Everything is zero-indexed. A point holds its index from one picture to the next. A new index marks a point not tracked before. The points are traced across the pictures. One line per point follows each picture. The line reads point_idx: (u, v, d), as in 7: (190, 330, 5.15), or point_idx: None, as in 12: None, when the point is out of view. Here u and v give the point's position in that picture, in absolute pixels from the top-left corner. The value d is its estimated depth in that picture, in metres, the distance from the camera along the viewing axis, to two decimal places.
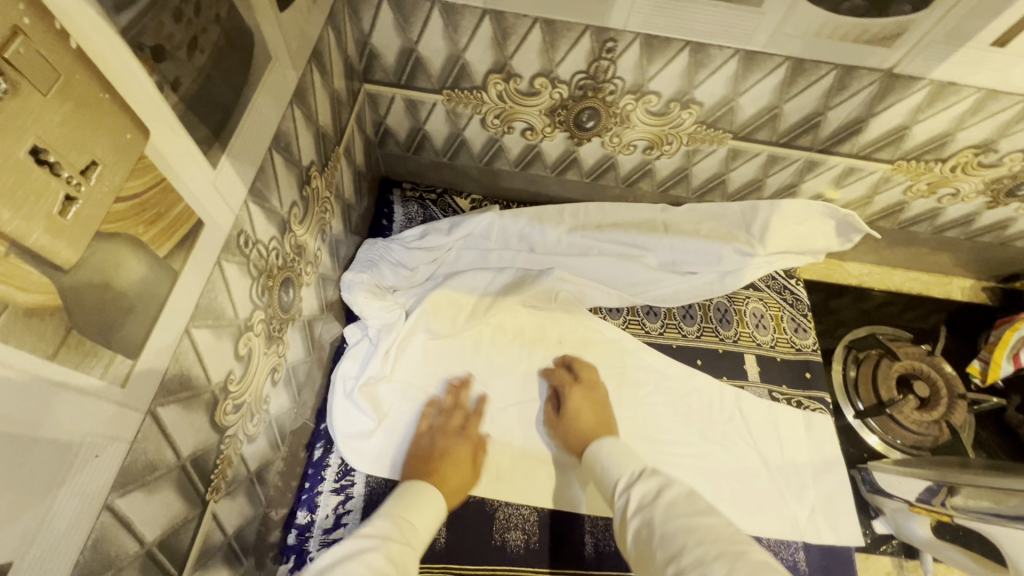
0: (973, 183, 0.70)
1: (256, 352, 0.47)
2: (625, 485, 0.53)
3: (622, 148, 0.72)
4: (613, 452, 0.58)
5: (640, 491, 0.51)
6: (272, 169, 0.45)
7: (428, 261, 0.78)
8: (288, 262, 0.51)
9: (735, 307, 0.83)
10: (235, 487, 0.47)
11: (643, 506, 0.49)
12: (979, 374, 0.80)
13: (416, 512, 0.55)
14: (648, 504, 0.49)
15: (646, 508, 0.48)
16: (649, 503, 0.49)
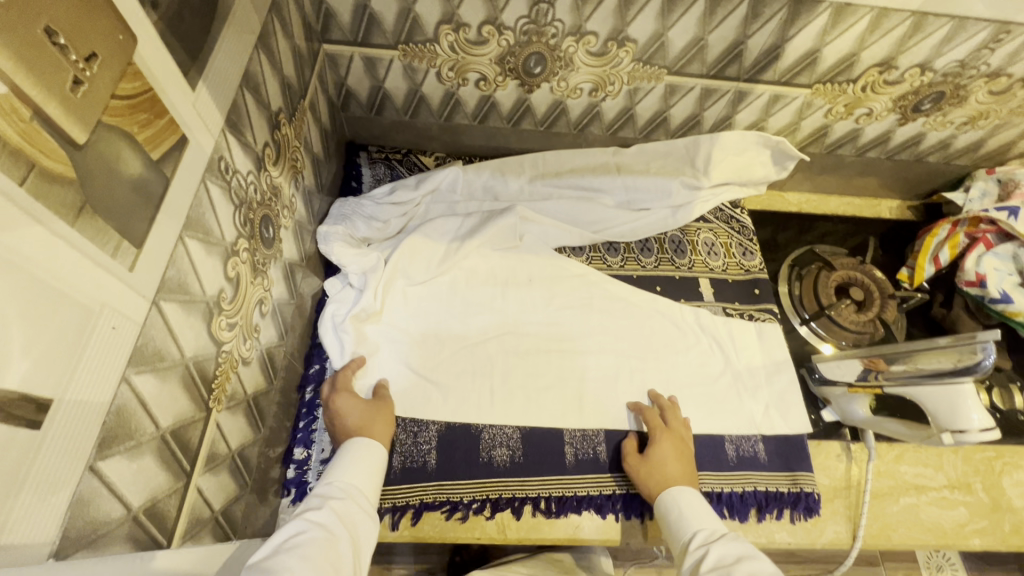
0: (883, 101, 0.78)
1: (243, 279, 0.51)
2: (701, 542, 0.57)
3: (570, 92, 0.78)
4: (692, 504, 0.62)
5: (719, 553, 0.54)
6: (244, 106, 0.49)
7: (398, 215, 0.83)
8: (265, 199, 0.55)
9: (688, 238, 0.90)
10: (236, 405, 0.51)
11: (721, 567, 0.52)
12: (908, 279, 0.88)
13: (341, 471, 0.58)
14: (726, 565, 0.52)
15: (724, 568, 0.51)
16: (724, 565, 0.52)
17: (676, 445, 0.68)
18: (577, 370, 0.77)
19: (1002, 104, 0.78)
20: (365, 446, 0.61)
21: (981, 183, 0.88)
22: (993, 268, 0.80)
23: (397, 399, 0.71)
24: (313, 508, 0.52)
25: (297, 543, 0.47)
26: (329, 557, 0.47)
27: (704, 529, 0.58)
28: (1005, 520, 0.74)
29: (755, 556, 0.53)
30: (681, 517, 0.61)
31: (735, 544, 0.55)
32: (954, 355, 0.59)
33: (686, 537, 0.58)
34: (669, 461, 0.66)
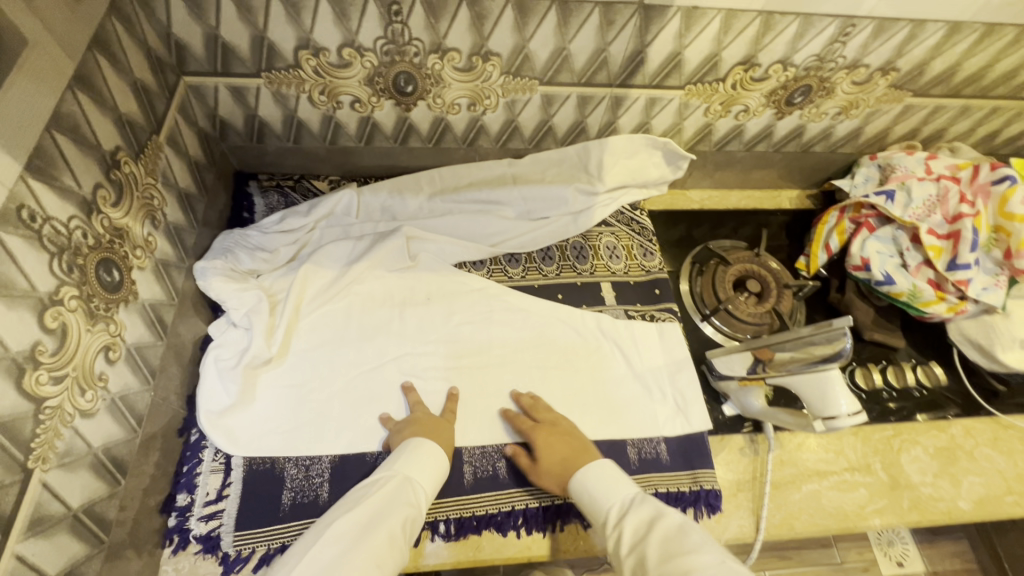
0: (756, 97, 0.80)
1: (75, 328, 0.49)
2: (614, 515, 0.60)
3: (448, 108, 0.78)
4: (595, 480, 0.63)
5: (634, 521, 0.58)
6: (58, 151, 0.47)
7: (288, 243, 0.81)
8: (103, 242, 0.53)
9: (589, 243, 0.91)
10: (74, 460, 0.49)
11: (638, 541, 0.56)
12: (805, 267, 0.91)
13: (419, 475, 0.61)
14: (645, 536, 0.56)
15: (641, 544, 0.56)
16: (640, 537, 0.56)
17: (544, 437, 0.69)
18: (479, 386, 0.77)
19: (868, 94, 0.81)
20: (438, 460, 0.64)
21: (865, 168, 0.91)
22: (876, 251, 0.82)
23: (286, 432, 0.69)
24: (390, 503, 0.58)
25: (368, 543, 0.53)
26: (388, 569, 0.52)
27: (612, 503, 0.61)
28: (904, 496, 0.76)
29: (668, 513, 0.58)
30: (588, 497, 0.63)
31: (646, 511, 0.59)
32: (834, 345, 0.59)
33: (598, 519, 0.61)
34: (552, 455, 0.67)
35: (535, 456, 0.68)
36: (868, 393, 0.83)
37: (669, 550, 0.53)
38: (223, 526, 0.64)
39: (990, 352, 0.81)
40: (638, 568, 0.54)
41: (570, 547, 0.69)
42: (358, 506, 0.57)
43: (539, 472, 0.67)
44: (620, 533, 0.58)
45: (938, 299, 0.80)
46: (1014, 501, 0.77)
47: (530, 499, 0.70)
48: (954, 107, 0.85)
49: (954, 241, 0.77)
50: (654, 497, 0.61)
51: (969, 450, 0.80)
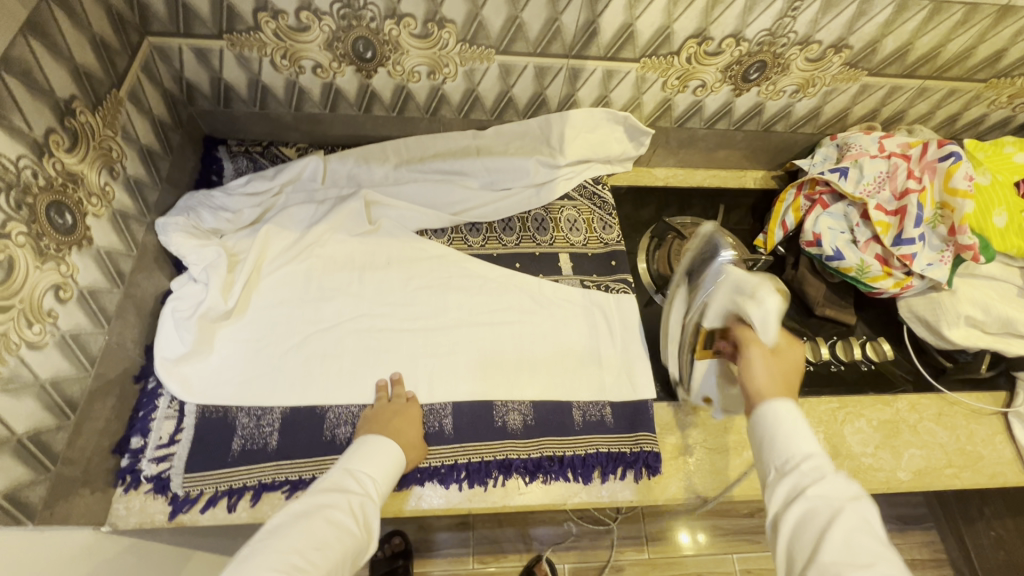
0: (712, 72, 0.82)
1: (21, 262, 0.51)
2: (810, 468, 0.49)
3: (408, 75, 0.80)
4: (788, 421, 0.52)
5: (820, 488, 0.47)
6: (8, 93, 0.50)
7: (252, 206, 0.83)
8: (54, 185, 0.56)
9: (551, 215, 0.92)
10: (19, 388, 0.52)
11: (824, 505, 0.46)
12: (762, 244, 0.93)
13: (362, 465, 0.63)
14: (833, 510, 0.45)
15: (822, 506, 0.46)
16: (834, 503, 0.46)
17: (789, 333, 0.60)
18: (431, 346, 0.79)
19: (823, 71, 0.82)
20: (387, 450, 0.65)
21: (824, 148, 0.92)
22: (828, 227, 0.84)
23: (239, 383, 0.71)
24: (331, 492, 0.59)
25: (305, 526, 0.54)
26: (333, 550, 0.53)
27: (816, 453, 0.50)
28: (844, 465, 0.77)
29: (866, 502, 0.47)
30: (793, 431, 0.52)
31: (829, 473, 0.49)
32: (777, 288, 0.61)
33: (780, 458, 0.51)
34: (790, 361, 0.58)
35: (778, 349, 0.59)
36: (815, 365, 0.86)
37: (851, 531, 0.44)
38: (173, 468, 0.66)
39: (937, 328, 0.83)
40: (802, 530, 0.46)
41: (510, 500, 0.70)
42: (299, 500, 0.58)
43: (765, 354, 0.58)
44: (798, 486, 0.48)
45: (885, 274, 0.82)
46: (953, 473, 0.78)
47: (473, 454, 0.72)
48: (910, 88, 0.86)
49: (900, 216, 0.78)
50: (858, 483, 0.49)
51: (913, 424, 0.81)
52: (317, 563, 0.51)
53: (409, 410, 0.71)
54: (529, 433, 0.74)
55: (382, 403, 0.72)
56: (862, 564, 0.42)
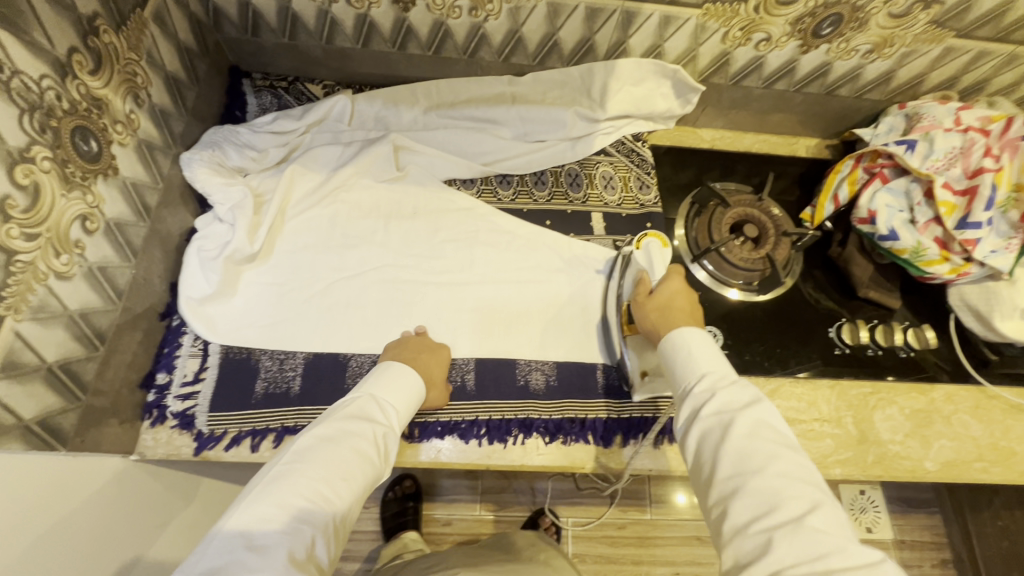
0: (779, 25, 0.74)
1: (47, 189, 0.50)
2: (703, 388, 0.54)
3: (448, 10, 0.74)
4: (694, 346, 0.57)
5: (724, 399, 0.52)
6: (27, 4, 0.46)
7: (277, 144, 0.80)
8: (78, 109, 0.53)
9: (586, 171, 0.88)
10: (49, 317, 0.52)
11: (722, 413, 0.51)
12: (809, 218, 0.88)
13: (386, 394, 0.62)
14: (730, 414, 0.51)
15: (726, 415, 0.51)
16: (727, 412, 0.51)
17: (673, 274, 0.66)
18: (455, 301, 0.77)
19: (905, 30, 0.74)
20: (413, 382, 0.65)
21: (891, 117, 0.85)
22: (885, 204, 0.78)
23: (262, 326, 0.71)
24: (356, 420, 0.59)
25: (333, 454, 0.55)
26: (356, 478, 0.55)
27: (710, 373, 0.55)
28: (870, 451, 0.75)
29: (762, 401, 0.52)
30: (688, 358, 0.57)
31: (739, 389, 0.53)
32: (664, 241, 0.74)
33: (682, 384, 0.56)
34: (666, 294, 0.64)
35: (653, 291, 0.65)
36: (852, 348, 0.82)
37: (753, 431, 0.49)
38: (197, 406, 0.66)
39: (987, 318, 0.79)
40: (705, 441, 0.51)
41: (529, 460, 0.70)
42: (323, 421, 0.58)
43: (641, 306, 0.65)
44: (695, 406, 0.53)
45: (942, 259, 0.77)
46: (983, 467, 0.75)
47: (494, 411, 0.71)
48: (1000, 54, 0.77)
49: (969, 197, 0.73)
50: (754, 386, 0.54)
51: (946, 415, 0.78)
52: (343, 493, 0.53)
53: (438, 350, 0.71)
54: (550, 395, 0.73)
55: (415, 338, 0.71)
56: (763, 461, 0.47)
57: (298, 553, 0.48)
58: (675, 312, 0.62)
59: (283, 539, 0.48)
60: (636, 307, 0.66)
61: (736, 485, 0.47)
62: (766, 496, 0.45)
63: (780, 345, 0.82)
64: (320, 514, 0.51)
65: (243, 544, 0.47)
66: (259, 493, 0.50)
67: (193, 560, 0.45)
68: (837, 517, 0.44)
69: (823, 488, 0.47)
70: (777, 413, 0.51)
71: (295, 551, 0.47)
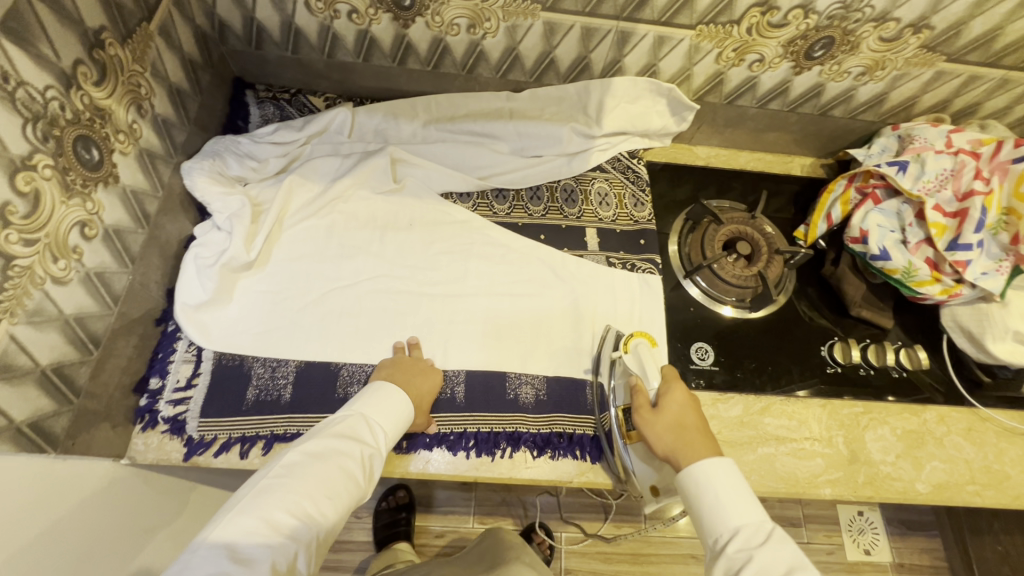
0: (772, 46, 0.76)
1: (47, 196, 0.51)
2: (736, 546, 0.53)
3: (447, 28, 0.75)
4: (722, 490, 0.56)
5: (760, 561, 0.51)
6: (35, 18, 0.48)
7: (277, 155, 0.82)
8: (81, 119, 0.55)
9: (581, 187, 0.89)
10: (43, 321, 0.52)
11: None
12: (802, 236, 0.88)
13: (377, 415, 0.63)
14: None
15: None
16: None
17: (670, 382, 0.64)
18: (448, 313, 0.77)
19: (896, 53, 0.75)
20: (403, 406, 0.64)
21: (883, 139, 0.86)
22: (877, 225, 0.79)
23: (254, 333, 0.72)
24: (344, 440, 0.60)
25: (319, 474, 0.56)
26: (340, 498, 0.57)
27: (742, 527, 0.54)
28: (861, 472, 0.74)
29: (802, 563, 0.50)
30: (716, 503, 0.56)
31: (775, 547, 0.52)
32: (650, 340, 0.72)
33: (714, 537, 0.55)
34: (672, 411, 0.62)
35: (657, 407, 0.62)
36: (844, 367, 0.82)
37: None
38: (189, 411, 0.67)
39: (979, 340, 0.79)
40: None
41: (517, 472, 0.69)
42: (312, 437, 0.59)
43: (650, 425, 0.61)
44: (730, 568, 0.52)
45: (933, 280, 0.77)
46: (975, 490, 0.74)
47: (483, 423, 0.71)
48: (991, 78, 0.78)
49: (960, 220, 0.73)
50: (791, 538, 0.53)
51: (939, 436, 0.78)
52: (325, 512, 0.56)
53: (429, 375, 0.71)
54: (540, 408, 0.73)
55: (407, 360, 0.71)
56: None
57: (279, 565, 0.50)
58: (690, 433, 0.60)
59: (265, 552, 0.50)
60: (645, 426, 0.62)
61: None
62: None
63: (772, 363, 0.82)
64: (303, 531, 0.53)
65: (227, 554, 0.49)
66: (244, 504, 0.53)
67: (179, 564, 0.48)
68: None
69: None
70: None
71: (276, 563, 0.50)
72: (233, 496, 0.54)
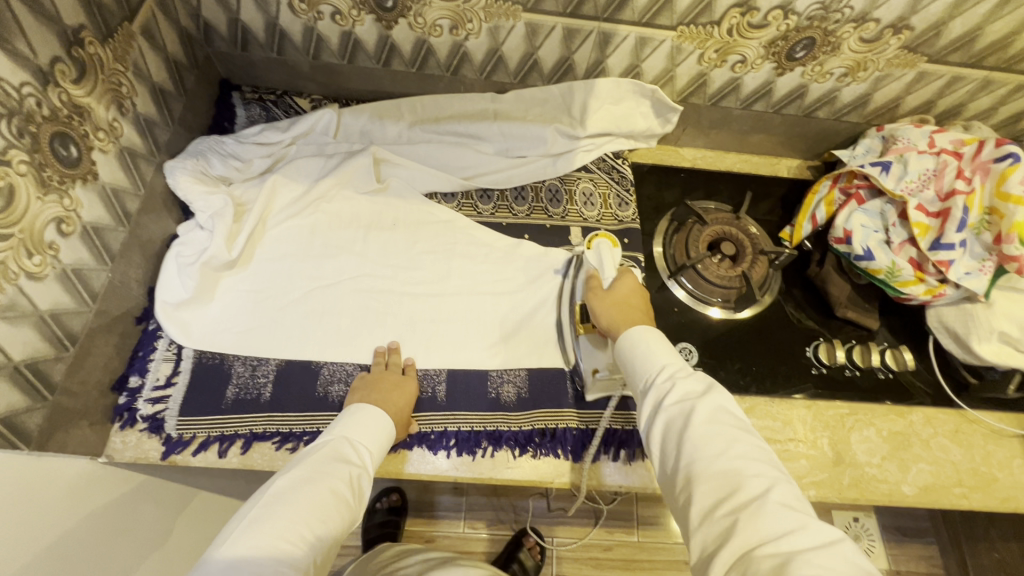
0: (753, 47, 0.76)
1: (22, 191, 0.51)
2: (664, 378, 0.56)
3: (429, 29, 0.76)
4: (650, 341, 0.60)
5: (682, 389, 0.54)
6: (10, 14, 0.48)
7: (263, 155, 0.82)
8: (59, 116, 0.55)
9: (566, 187, 0.89)
10: (16, 316, 0.52)
11: (683, 402, 0.53)
12: (788, 237, 0.89)
13: (358, 435, 0.63)
14: (690, 403, 0.53)
15: (685, 406, 0.53)
16: (687, 400, 0.53)
17: (623, 275, 0.71)
18: (430, 312, 0.77)
19: (876, 54, 0.76)
20: (382, 423, 0.65)
21: (868, 140, 0.86)
22: (860, 225, 0.79)
23: (234, 332, 0.72)
24: (332, 462, 0.59)
25: (313, 496, 0.55)
26: (335, 520, 0.55)
27: (668, 364, 0.57)
28: (846, 474, 0.73)
29: (718, 389, 0.55)
30: (648, 352, 0.59)
31: (694, 378, 0.56)
32: (613, 242, 0.78)
33: (642, 378, 0.58)
34: (622, 292, 0.69)
35: (608, 290, 0.69)
36: (829, 368, 0.82)
37: (713, 420, 0.51)
38: (168, 409, 0.67)
39: (965, 341, 0.78)
40: (669, 436, 0.53)
41: (497, 472, 0.69)
42: (297, 464, 0.58)
43: (599, 301, 0.68)
44: (659, 397, 0.55)
45: (917, 280, 0.76)
46: (962, 493, 0.73)
47: (464, 423, 0.71)
48: (973, 79, 0.78)
49: (942, 219, 0.73)
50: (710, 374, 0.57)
51: (925, 438, 0.77)
52: (323, 535, 0.54)
53: (402, 384, 0.69)
54: (522, 407, 0.73)
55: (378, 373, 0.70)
56: (723, 456, 0.49)
57: None
58: (633, 309, 0.66)
59: None
60: (595, 300, 0.69)
61: (698, 468, 0.49)
62: (727, 475, 0.48)
63: (757, 363, 0.81)
64: (300, 553, 0.51)
65: None
66: (237, 540, 0.50)
67: None
68: (791, 493, 0.47)
69: (779, 470, 0.49)
70: (732, 398, 0.54)
71: None
72: (222, 534, 0.51)
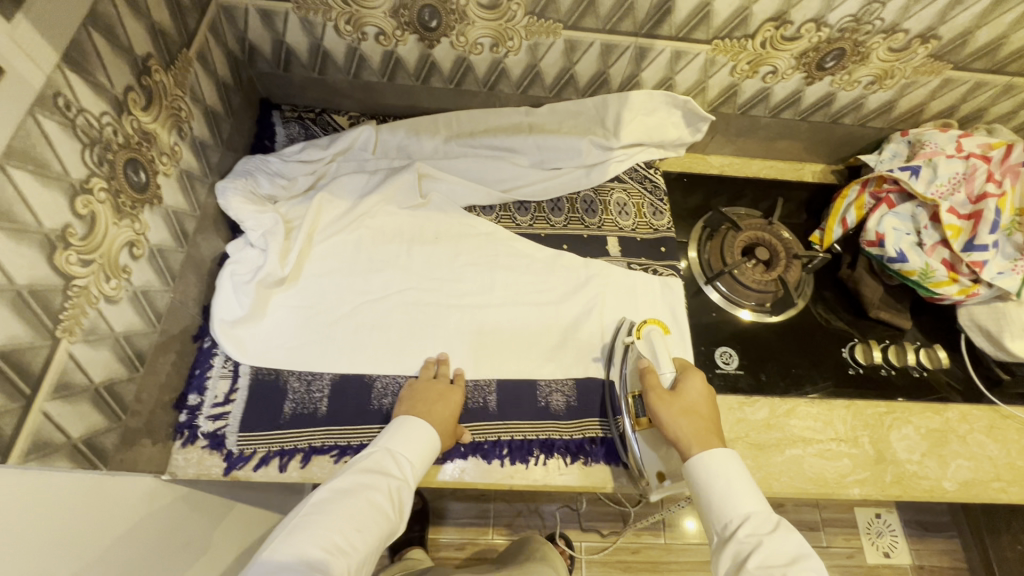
0: (785, 58, 0.78)
1: (101, 218, 0.53)
2: (748, 534, 0.57)
3: (470, 47, 0.78)
4: (728, 478, 0.60)
5: (768, 551, 0.54)
6: (91, 46, 0.50)
7: (305, 173, 0.84)
8: (131, 143, 0.56)
9: (600, 198, 0.91)
10: (96, 339, 0.54)
11: (767, 565, 0.54)
12: (819, 241, 0.91)
13: (401, 447, 0.64)
14: (777, 566, 0.53)
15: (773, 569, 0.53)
16: (773, 564, 0.53)
17: (685, 377, 0.69)
18: (476, 323, 0.79)
19: (904, 62, 0.78)
20: (427, 438, 0.65)
21: (894, 145, 0.88)
22: (892, 228, 0.81)
23: (286, 347, 0.73)
24: (371, 474, 0.62)
25: (347, 509, 0.59)
26: (370, 531, 0.59)
27: (750, 516, 0.58)
28: (888, 471, 0.75)
29: (806, 554, 0.54)
30: (727, 492, 0.60)
31: (784, 537, 0.56)
32: (663, 329, 0.76)
33: (721, 524, 0.59)
34: (689, 394, 0.67)
35: (673, 393, 0.67)
36: (865, 368, 0.84)
37: None
38: (228, 426, 0.68)
39: (997, 338, 0.81)
40: None
41: (551, 480, 0.70)
42: (340, 474, 0.62)
43: (666, 406, 0.66)
44: (739, 553, 0.56)
45: (950, 280, 0.79)
46: (1001, 487, 0.75)
47: (515, 432, 0.72)
48: (996, 84, 0.81)
49: (974, 221, 0.75)
50: (797, 530, 0.57)
51: (962, 434, 0.79)
52: (357, 545, 0.57)
53: (447, 395, 0.70)
54: (570, 414, 0.75)
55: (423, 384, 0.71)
56: None
57: None
58: (700, 418, 0.65)
59: None
60: (661, 407, 0.66)
61: None
62: None
63: (795, 365, 0.83)
64: (334, 562, 0.55)
65: None
66: (280, 546, 0.56)
67: None
68: None
69: None
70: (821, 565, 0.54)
71: None
72: (269, 539, 0.57)
